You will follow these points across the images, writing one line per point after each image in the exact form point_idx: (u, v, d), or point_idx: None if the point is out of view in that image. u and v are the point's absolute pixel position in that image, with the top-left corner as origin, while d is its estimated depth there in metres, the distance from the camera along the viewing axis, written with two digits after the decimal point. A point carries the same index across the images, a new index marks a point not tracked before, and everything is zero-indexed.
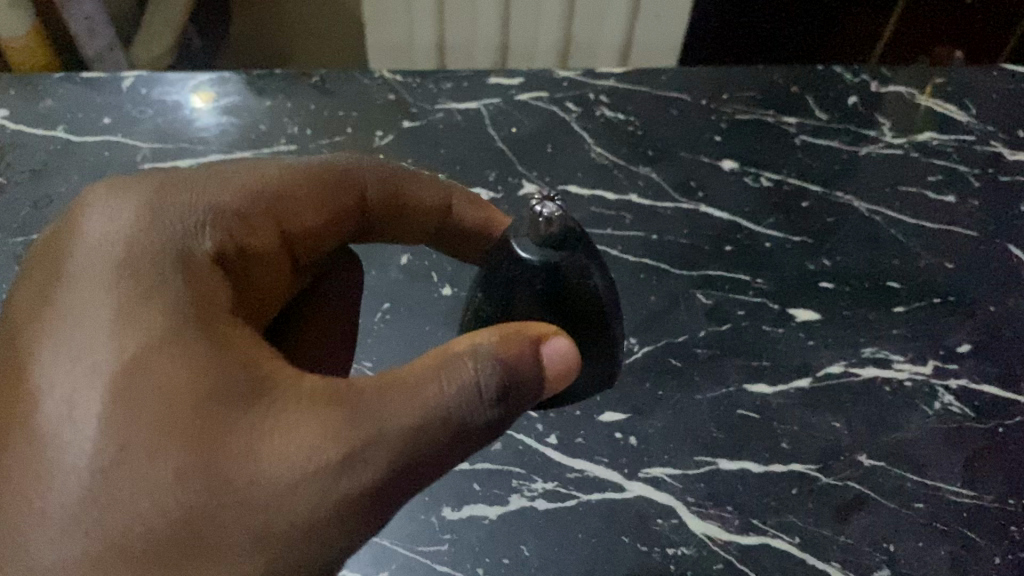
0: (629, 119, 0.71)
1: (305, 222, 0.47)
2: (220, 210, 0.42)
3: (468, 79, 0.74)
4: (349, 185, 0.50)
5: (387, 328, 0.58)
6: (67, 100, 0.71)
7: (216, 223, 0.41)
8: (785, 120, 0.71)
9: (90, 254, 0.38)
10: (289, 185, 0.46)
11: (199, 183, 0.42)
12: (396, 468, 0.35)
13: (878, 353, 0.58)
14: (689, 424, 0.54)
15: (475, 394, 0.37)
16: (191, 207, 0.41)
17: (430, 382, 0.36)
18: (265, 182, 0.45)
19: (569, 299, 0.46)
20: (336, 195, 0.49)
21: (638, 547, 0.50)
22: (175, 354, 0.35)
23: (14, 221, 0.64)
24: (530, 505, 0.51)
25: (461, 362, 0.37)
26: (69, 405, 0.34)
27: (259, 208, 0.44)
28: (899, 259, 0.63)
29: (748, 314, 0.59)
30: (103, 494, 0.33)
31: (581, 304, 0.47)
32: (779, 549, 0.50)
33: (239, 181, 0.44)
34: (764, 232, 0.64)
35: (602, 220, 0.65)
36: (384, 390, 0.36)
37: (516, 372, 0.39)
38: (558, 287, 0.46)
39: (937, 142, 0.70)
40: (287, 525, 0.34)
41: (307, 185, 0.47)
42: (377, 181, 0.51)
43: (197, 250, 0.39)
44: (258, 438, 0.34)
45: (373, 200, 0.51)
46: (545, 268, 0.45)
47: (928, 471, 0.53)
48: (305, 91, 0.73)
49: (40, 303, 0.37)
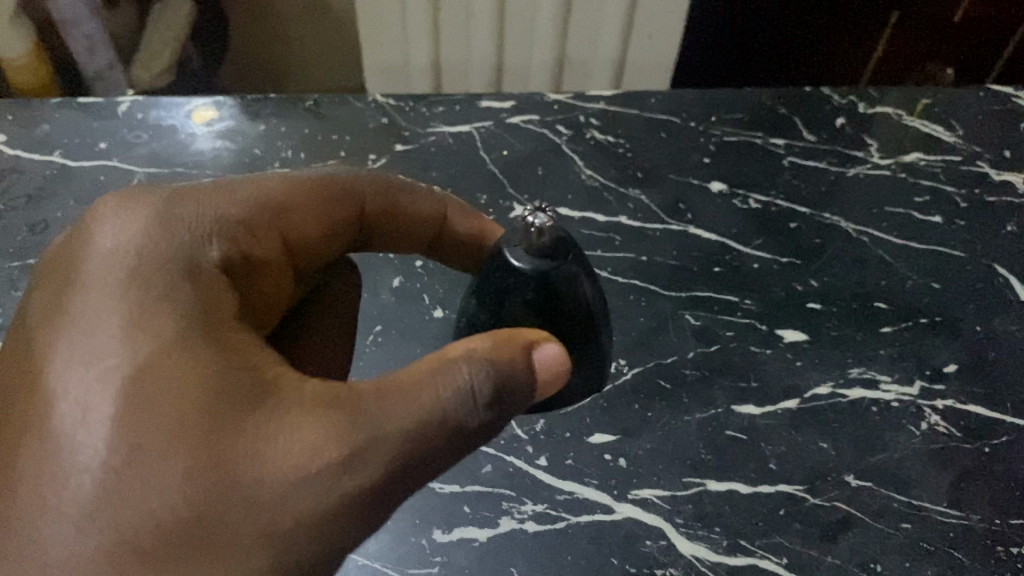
0: (619, 141, 0.72)
1: (307, 232, 0.48)
2: (225, 219, 0.43)
3: (461, 103, 0.74)
4: (350, 196, 0.51)
5: (378, 351, 0.59)
6: (65, 125, 0.72)
7: (221, 232, 0.42)
8: (774, 142, 0.72)
9: (101, 261, 0.38)
10: (293, 196, 0.47)
11: (205, 194, 0.43)
12: (395, 468, 0.36)
13: (864, 373, 0.58)
14: (677, 445, 0.55)
15: (470, 395, 0.38)
16: (196, 214, 0.41)
17: (428, 386, 0.37)
18: (269, 194, 0.46)
19: (560, 307, 0.47)
20: (336, 204, 0.50)
21: (627, 568, 0.50)
22: (183, 358, 0.35)
23: (11, 246, 0.65)
24: (520, 527, 0.51)
25: (457, 367, 0.38)
26: (81, 407, 0.34)
27: (262, 220, 0.45)
28: (886, 280, 0.63)
29: (736, 336, 0.60)
30: (115, 495, 0.33)
31: (572, 311, 0.48)
32: (767, 570, 0.50)
33: (244, 193, 0.44)
34: (752, 253, 0.65)
35: (593, 242, 0.65)
36: (382, 392, 0.37)
37: (508, 375, 0.39)
38: (550, 293, 0.46)
39: (924, 162, 0.71)
40: (291, 523, 0.34)
41: (310, 195, 0.48)
42: (376, 192, 0.52)
43: (203, 260, 0.40)
44: (264, 439, 0.35)
45: (372, 210, 0.52)
46: (536, 274, 0.46)
47: (914, 491, 0.53)
48: (299, 115, 0.74)
49: (50, 309, 0.37)
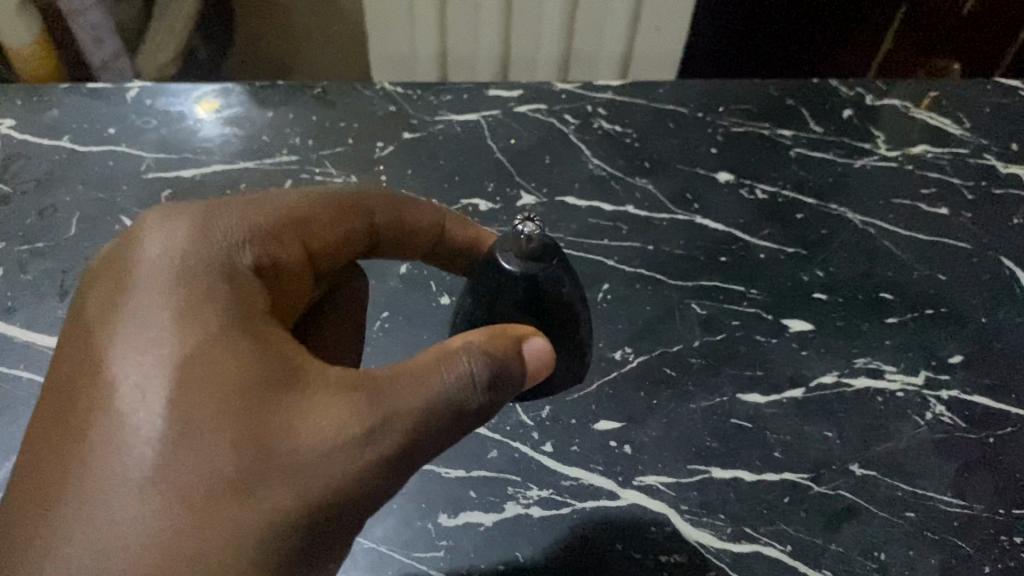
0: (626, 131, 0.72)
1: (329, 241, 0.48)
2: (257, 226, 0.43)
3: (468, 92, 0.75)
4: (364, 210, 0.51)
5: (385, 337, 0.59)
6: (74, 110, 0.72)
7: (254, 239, 0.42)
8: (780, 132, 0.72)
9: (150, 264, 0.38)
10: (315, 209, 0.47)
11: (239, 204, 0.43)
12: (410, 444, 0.36)
13: (870, 363, 0.58)
14: (682, 433, 0.55)
15: (470, 382, 0.38)
16: (232, 221, 0.42)
17: (434, 370, 0.37)
18: (294, 206, 0.46)
19: (546, 306, 0.48)
20: (353, 217, 0.50)
21: (632, 554, 0.50)
22: (224, 345, 0.36)
23: (19, 229, 0.65)
24: (525, 512, 0.51)
25: (456, 356, 0.38)
26: (139, 390, 0.35)
27: (288, 228, 0.45)
28: (893, 271, 0.63)
29: (742, 325, 0.60)
30: (164, 471, 0.34)
31: (557, 309, 0.48)
32: (771, 557, 0.50)
33: (272, 205, 0.45)
34: (758, 244, 0.65)
35: (600, 230, 0.65)
36: (397, 374, 0.37)
37: (504, 365, 0.40)
38: (538, 291, 0.47)
39: (931, 154, 0.71)
40: (321, 494, 0.34)
41: (331, 205, 0.48)
42: (386, 204, 0.52)
43: (240, 264, 0.40)
44: (296, 416, 0.35)
45: (381, 222, 0.52)
46: (526, 273, 0.46)
47: (919, 481, 0.53)
48: (307, 102, 0.74)
49: (105, 306, 0.38)
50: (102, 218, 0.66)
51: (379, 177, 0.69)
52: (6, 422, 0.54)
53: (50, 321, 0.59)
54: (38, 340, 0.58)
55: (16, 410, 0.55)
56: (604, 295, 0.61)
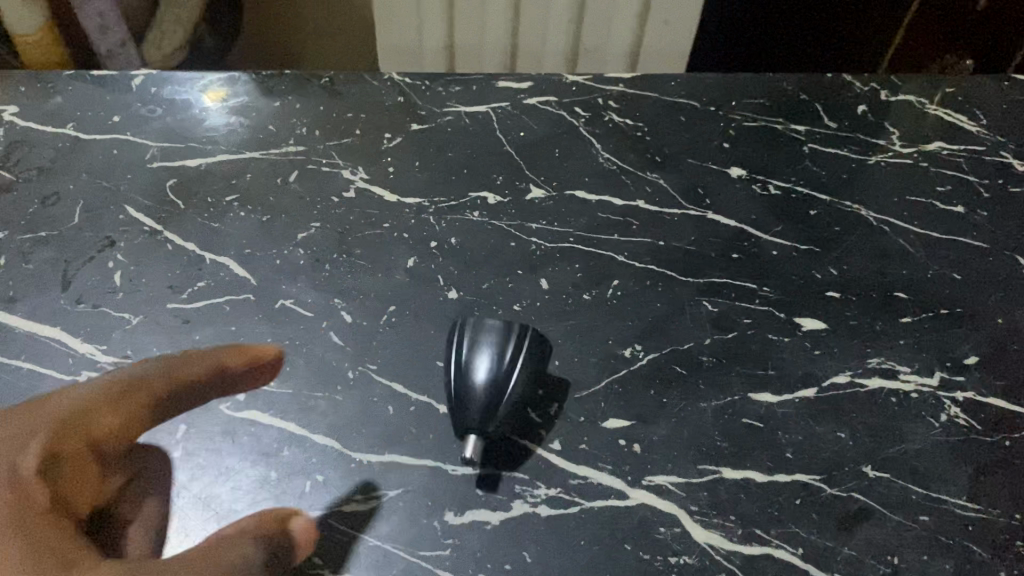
0: (637, 125, 0.71)
1: (116, 430, 0.44)
2: (60, 422, 0.43)
3: (478, 83, 0.74)
4: (149, 384, 0.46)
5: (392, 331, 0.58)
6: (80, 99, 0.72)
7: (47, 436, 0.42)
8: (793, 128, 0.71)
9: None
10: (98, 396, 0.45)
11: (34, 407, 0.44)
12: None
13: (883, 363, 0.57)
14: (692, 432, 0.54)
15: (253, 562, 0.41)
16: (25, 426, 0.42)
17: (217, 558, 0.39)
18: (93, 391, 0.45)
19: (517, 366, 0.53)
20: (131, 400, 0.45)
21: (640, 555, 0.49)
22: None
23: (22, 217, 0.64)
24: (533, 511, 0.51)
25: (232, 546, 0.41)
26: None
27: (83, 424, 0.43)
28: (907, 269, 0.63)
29: (754, 323, 0.59)
30: None
31: (524, 371, 0.53)
32: (782, 560, 0.49)
33: (79, 391, 0.44)
34: (771, 240, 0.64)
35: (610, 226, 0.64)
36: (179, 561, 0.38)
37: (275, 549, 0.43)
38: (513, 359, 0.53)
39: (946, 151, 0.70)
40: None
41: (118, 392, 0.45)
42: (207, 367, 0.49)
43: (26, 471, 0.40)
44: None
45: (186, 380, 0.48)
46: (496, 351, 0.52)
47: (933, 484, 0.53)
48: (315, 92, 0.73)
49: None
50: (105, 207, 0.65)
51: (386, 168, 0.68)
52: None
53: (51, 312, 0.59)
54: (39, 332, 0.58)
55: (17, 402, 0.54)
56: (613, 290, 0.60)
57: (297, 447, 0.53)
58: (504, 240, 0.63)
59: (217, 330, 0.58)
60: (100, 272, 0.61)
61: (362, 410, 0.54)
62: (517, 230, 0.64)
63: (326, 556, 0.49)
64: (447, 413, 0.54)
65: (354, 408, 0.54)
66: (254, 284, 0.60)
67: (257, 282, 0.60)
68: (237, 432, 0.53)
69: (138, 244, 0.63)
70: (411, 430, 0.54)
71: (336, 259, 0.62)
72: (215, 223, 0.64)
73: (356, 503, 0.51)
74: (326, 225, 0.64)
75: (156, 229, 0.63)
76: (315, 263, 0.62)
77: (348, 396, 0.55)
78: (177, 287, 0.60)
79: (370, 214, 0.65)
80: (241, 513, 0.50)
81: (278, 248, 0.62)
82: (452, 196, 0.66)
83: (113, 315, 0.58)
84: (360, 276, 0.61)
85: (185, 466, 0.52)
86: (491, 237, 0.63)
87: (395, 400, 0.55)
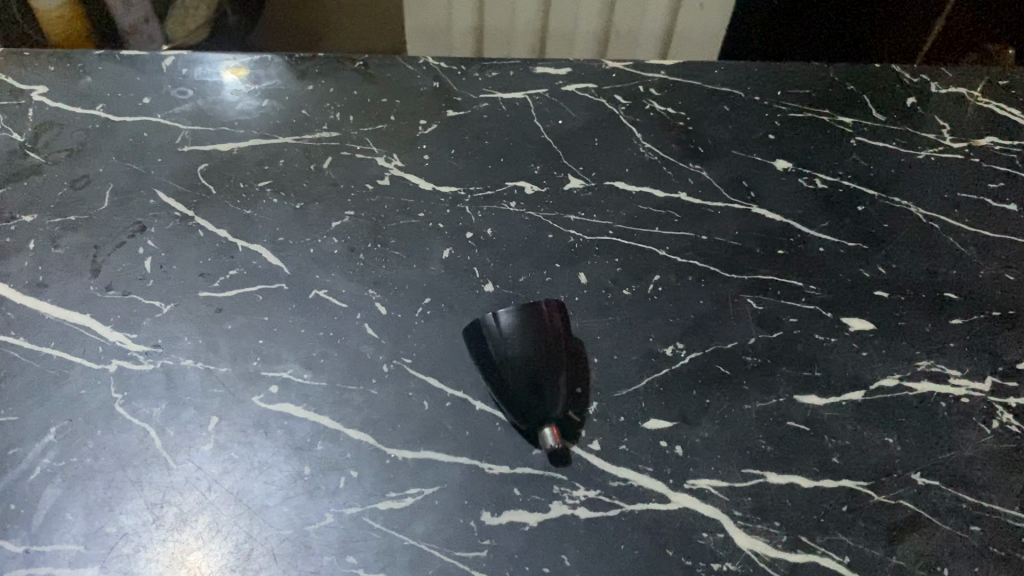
0: (679, 114, 0.70)
1: None
2: None
3: (515, 69, 0.73)
4: None
5: (427, 325, 0.57)
6: (109, 79, 0.71)
7: None
8: (840, 120, 0.70)
9: None
10: None
11: None
12: None
13: (933, 367, 0.56)
14: (736, 434, 0.52)
15: None
16: None
17: None
18: None
19: (549, 331, 0.51)
20: None
21: (682, 561, 0.48)
22: None
23: (51, 200, 0.63)
24: (571, 513, 0.49)
25: None
26: None
27: None
28: (958, 268, 0.61)
29: (800, 323, 0.57)
30: None
31: (558, 332, 0.52)
32: (828, 569, 0.48)
33: None
34: (818, 236, 0.62)
35: (651, 218, 0.63)
36: None
37: None
38: (542, 330, 0.51)
39: (998, 147, 0.68)
40: None
41: None
42: None
43: None
44: None
45: None
46: (523, 325, 0.51)
47: (985, 493, 0.51)
48: (349, 76, 0.72)
49: None
50: (135, 191, 0.64)
51: (421, 154, 0.66)
52: (36, 402, 0.53)
53: (81, 299, 0.58)
54: (69, 318, 0.57)
55: (47, 390, 0.53)
56: (654, 286, 0.59)
57: (331, 442, 0.52)
58: (542, 232, 0.62)
59: (250, 320, 0.57)
60: (130, 258, 0.60)
61: (398, 405, 0.53)
62: (555, 221, 0.62)
63: (359, 555, 0.48)
64: (484, 409, 0.53)
65: (389, 403, 0.53)
66: (288, 273, 0.59)
67: (291, 271, 0.59)
68: (270, 426, 0.52)
69: (169, 230, 0.61)
70: (447, 426, 0.52)
71: (371, 248, 0.61)
72: (247, 209, 0.63)
73: (391, 501, 0.49)
74: (360, 213, 0.63)
75: (187, 214, 0.62)
76: (349, 252, 0.60)
77: (384, 391, 0.54)
78: (208, 275, 0.59)
79: (404, 202, 0.63)
80: (274, 508, 0.49)
81: (311, 237, 0.61)
82: (488, 184, 0.64)
83: (144, 303, 0.57)
84: (394, 267, 0.60)
85: (217, 460, 0.51)
86: (529, 228, 0.62)
87: (431, 395, 0.54)
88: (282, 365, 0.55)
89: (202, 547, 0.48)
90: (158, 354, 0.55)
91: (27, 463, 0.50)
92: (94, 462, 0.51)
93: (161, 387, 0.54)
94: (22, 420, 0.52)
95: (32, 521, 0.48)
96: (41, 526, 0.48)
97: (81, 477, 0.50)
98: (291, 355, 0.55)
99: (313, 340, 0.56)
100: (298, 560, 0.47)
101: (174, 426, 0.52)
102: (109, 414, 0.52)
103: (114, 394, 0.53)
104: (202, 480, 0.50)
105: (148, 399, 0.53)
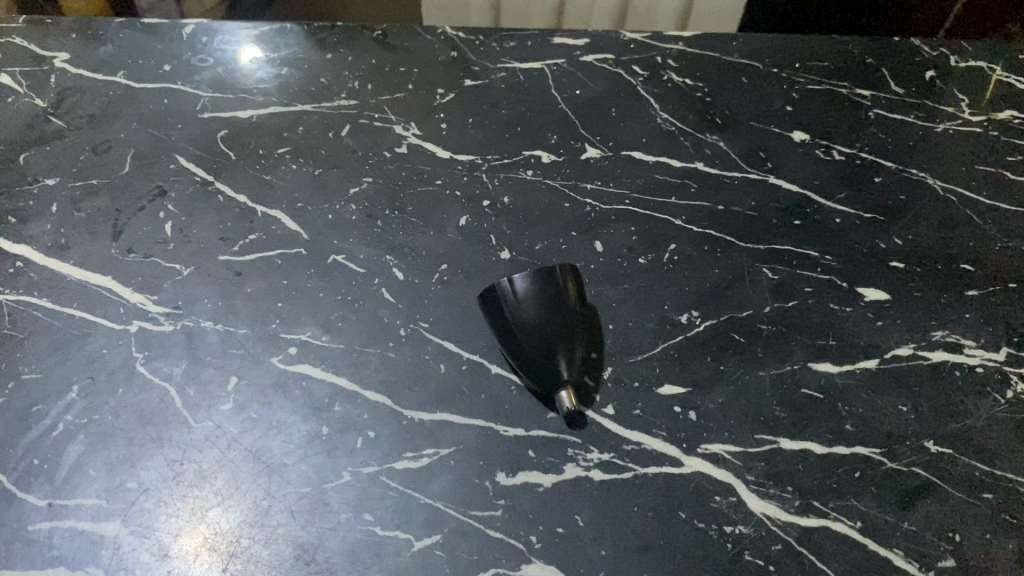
0: (697, 85, 0.70)
1: None
2: None
3: (532, 39, 0.73)
4: None
5: (445, 290, 0.57)
6: (131, 47, 0.71)
7: None
8: (859, 93, 0.69)
9: None
10: None
11: None
12: None
13: (948, 337, 0.56)
14: (750, 401, 0.53)
15: None
16: None
17: None
18: None
19: (561, 295, 0.52)
20: None
21: (695, 523, 0.48)
22: None
23: (73, 164, 0.64)
24: (585, 475, 0.50)
25: None
26: None
27: None
28: (975, 241, 0.60)
29: (816, 293, 0.58)
30: None
31: (569, 296, 0.52)
32: (840, 533, 0.48)
33: None
34: (834, 207, 0.62)
35: (668, 188, 0.63)
36: None
37: None
38: (556, 294, 0.51)
39: (1018, 121, 0.68)
40: None
41: None
42: None
43: None
44: None
45: None
46: (537, 291, 0.51)
47: (998, 461, 0.51)
48: (367, 45, 0.72)
49: None
50: (155, 156, 0.64)
51: (439, 124, 0.67)
52: (59, 361, 0.54)
53: (103, 261, 0.58)
54: (91, 280, 0.57)
55: (70, 350, 0.54)
56: (670, 254, 0.59)
57: (349, 403, 0.52)
58: (558, 200, 0.62)
59: (268, 283, 0.57)
60: (151, 222, 0.60)
61: (414, 367, 0.54)
62: (572, 190, 0.63)
63: (376, 513, 0.48)
64: (499, 372, 0.53)
65: (406, 366, 0.54)
66: (306, 239, 0.60)
67: (309, 236, 0.60)
68: (289, 387, 0.53)
69: (189, 195, 0.62)
70: (464, 389, 0.53)
71: (389, 215, 0.61)
72: (267, 175, 0.63)
73: (407, 461, 0.50)
74: (378, 180, 0.63)
75: (207, 180, 0.63)
76: (367, 219, 0.61)
77: (401, 354, 0.54)
78: (228, 240, 0.60)
79: (422, 170, 0.64)
80: (293, 467, 0.50)
81: (329, 203, 0.62)
82: (506, 153, 0.65)
83: (165, 266, 0.58)
84: (411, 233, 0.60)
85: (236, 419, 0.52)
86: (546, 197, 0.62)
87: (447, 358, 0.54)
88: (301, 327, 0.55)
89: (221, 503, 0.48)
90: (178, 316, 0.56)
91: (50, 419, 0.51)
92: (116, 420, 0.51)
93: (181, 347, 0.54)
94: (45, 378, 0.53)
95: (56, 476, 0.49)
96: (64, 480, 0.49)
97: (102, 434, 0.51)
98: (309, 318, 0.56)
99: (331, 304, 0.56)
100: (316, 517, 0.48)
101: (194, 385, 0.53)
102: (130, 373, 0.53)
103: (136, 353, 0.54)
104: (221, 439, 0.51)
105: (169, 359, 0.54)
